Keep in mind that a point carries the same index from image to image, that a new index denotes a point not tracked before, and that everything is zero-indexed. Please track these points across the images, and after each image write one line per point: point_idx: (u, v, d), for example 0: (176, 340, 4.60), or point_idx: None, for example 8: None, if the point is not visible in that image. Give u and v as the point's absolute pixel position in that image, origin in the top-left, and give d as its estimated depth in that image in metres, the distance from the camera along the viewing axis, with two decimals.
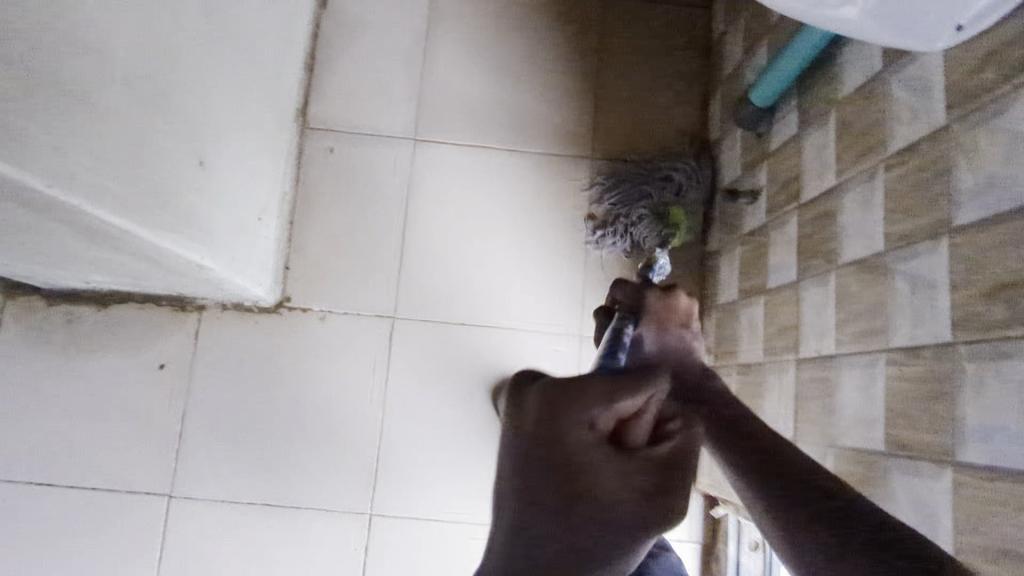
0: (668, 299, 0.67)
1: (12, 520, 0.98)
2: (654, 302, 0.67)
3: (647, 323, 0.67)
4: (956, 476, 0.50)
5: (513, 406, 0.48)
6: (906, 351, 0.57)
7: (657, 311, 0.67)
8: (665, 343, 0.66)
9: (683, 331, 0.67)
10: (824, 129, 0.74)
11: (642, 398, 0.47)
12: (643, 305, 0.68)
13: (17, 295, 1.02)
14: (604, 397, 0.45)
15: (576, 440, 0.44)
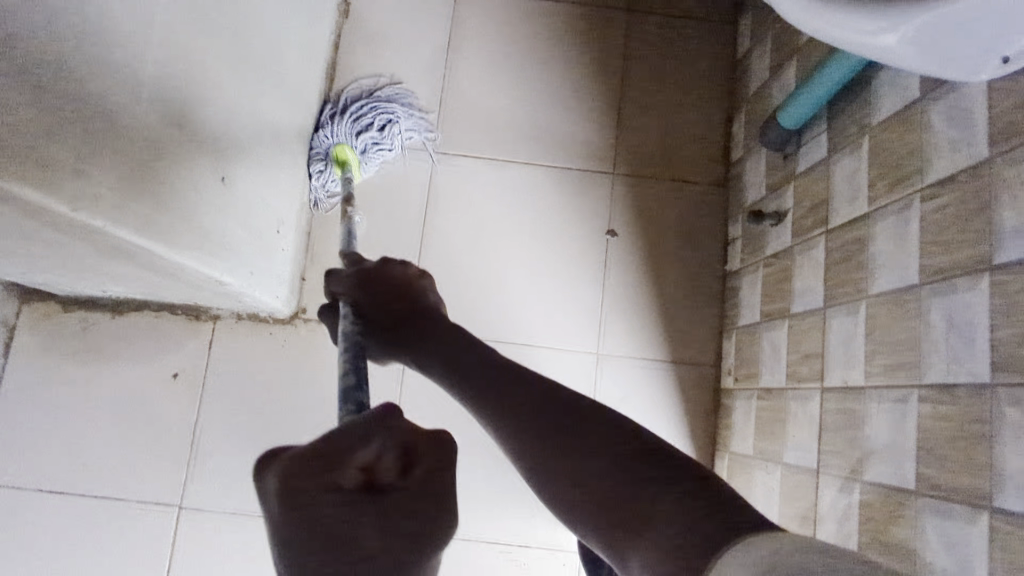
0: (384, 270, 0.65)
1: (20, 527, 0.97)
2: (368, 278, 0.65)
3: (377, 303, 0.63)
4: (993, 523, 0.48)
5: (260, 501, 0.35)
6: (942, 389, 0.55)
7: (378, 286, 0.64)
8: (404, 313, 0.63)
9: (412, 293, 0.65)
10: (856, 154, 0.72)
11: (372, 450, 0.36)
12: (359, 288, 0.65)
13: (34, 300, 1.02)
14: (337, 460, 0.35)
15: (327, 520, 0.34)
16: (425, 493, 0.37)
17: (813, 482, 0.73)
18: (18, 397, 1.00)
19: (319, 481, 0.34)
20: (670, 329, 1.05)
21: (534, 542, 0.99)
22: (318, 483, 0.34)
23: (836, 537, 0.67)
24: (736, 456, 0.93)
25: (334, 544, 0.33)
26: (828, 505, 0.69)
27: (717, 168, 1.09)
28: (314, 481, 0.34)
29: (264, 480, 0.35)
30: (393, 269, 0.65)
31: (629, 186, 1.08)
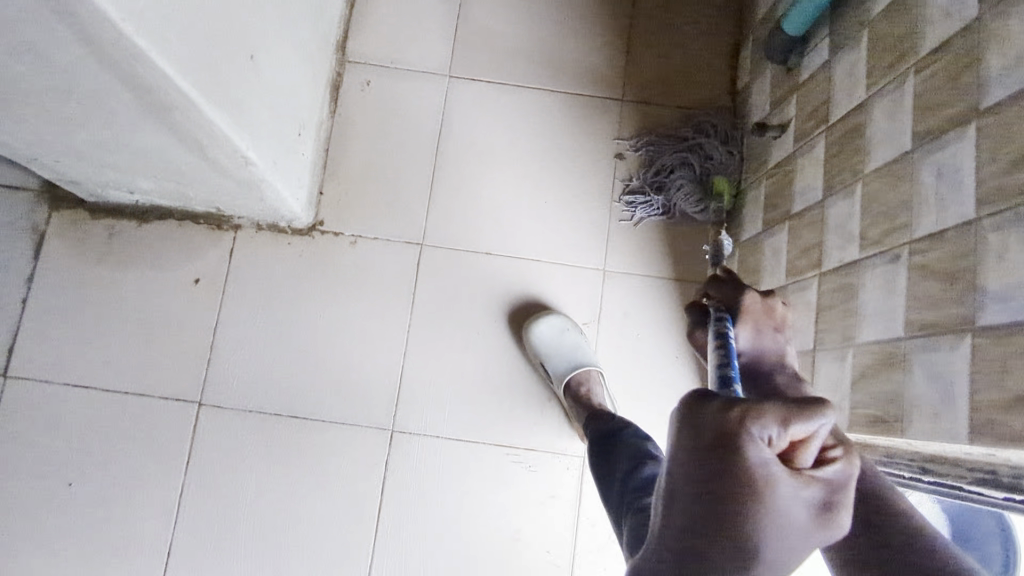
0: (768, 302, 0.67)
1: (51, 421, 1.02)
2: (754, 304, 0.66)
3: (743, 324, 0.65)
4: (974, 342, 0.51)
5: (683, 429, 0.37)
6: (930, 238, 0.58)
7: (754, 312, 0.65)
8: (755, 348, 0.65)
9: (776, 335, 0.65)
10: (856, 50, 0.75)
11: (808, 428, 0.36)
12: (739, 304, 0.66)
13: (62, 207, 1.07)
14: (774, 424, 0.35)
15: (753, 478, 0.35)
16: (826, 492, 0.36)
17: (809, 362, 0.76)
18: (49, 301, 1.05)
19: (748, 442, 0.35)
20: (674, 249, 1.08)
21: (538, 447, 1.03)
22: (747, 443, 0.35)
23: (828, 405, 0.71)
24: None
25: (739, 504, 0.35)
26: (823, 377, 0.72)
27: (724, 97, 1.12)
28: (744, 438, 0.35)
29: (692, 415, 0.37)
30: (773, 302, 0.67)
31: (638, 112, 1.11)
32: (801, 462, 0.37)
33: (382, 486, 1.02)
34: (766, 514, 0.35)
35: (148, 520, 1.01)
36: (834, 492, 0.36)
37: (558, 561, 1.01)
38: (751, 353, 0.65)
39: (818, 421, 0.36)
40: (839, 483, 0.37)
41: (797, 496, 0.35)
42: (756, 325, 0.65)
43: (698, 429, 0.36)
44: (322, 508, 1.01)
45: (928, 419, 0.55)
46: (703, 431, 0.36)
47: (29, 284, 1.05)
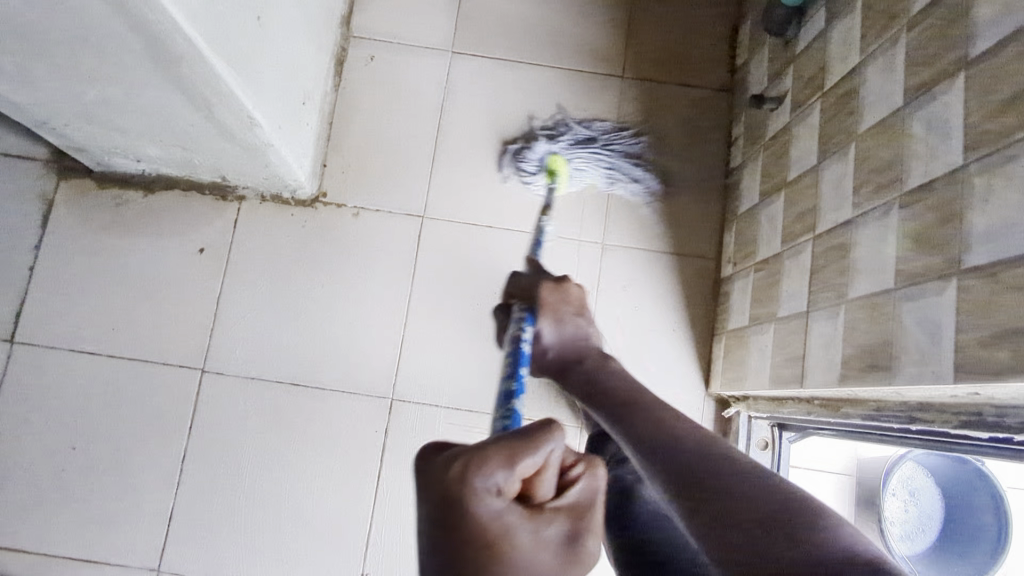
0: (561, 287, 0.76)
1: (56, 386, 1.04)
2: (549, 294, 0.75)
3: (545, 315, 0.74)
4: (960, 284, 0.52)
5: (421, 491, 0.38)
6: (920, 189, 0.59)
7: (552, 302, 0.75)
8: (562, 334, 0.77)
9: (576, 319, 0.77)
10: (851, 15, 0.76)
11: (534, 459, 0.38)
12: (540, 300, 0.74)
13: (70, 177, 1.08)
14: (500, 464, 0.37)
15: (488, 524, 0.36)
16: (566, 516, 0.40)
17: (802, 323, 0.77)
18: (55, 268, 1.07)
19: (474, 493, 0.37)
20: (672, 224, 1.09)
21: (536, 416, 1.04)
22: (472, 494, 0.36)
23: (821, 362, 0.71)
24: (732, 333, 0.98)
25: (486, 554, 0.36)
26: (815, 337, 0.73)
27: (723, 74, 1.13)
28: (468, 489, 0.37)
29: (425, 475, 0.38)
30: (570, 288, 0.77)
31: (637, 89, 1.12)
32: (541, 492, 0.40)
33: (381, 453, 1.03)
34: (507, 559, 0.36)
35: (150, 484, 1.02)
36: (576, 515, 0.40)
37: None
38: (556, 343, 0.77)
39: (543, 450, 0.39)
40: (578, 506, 0.41)
41: (536, 534, 0.38)
42: (557, 314, 0.76)
43: (431, 489, 0.37)
44: (322, 475, 1.02)
45: (915, 364, 0.56)
46: (434, 486, 0.37)
47: (37, 251, 1.07)
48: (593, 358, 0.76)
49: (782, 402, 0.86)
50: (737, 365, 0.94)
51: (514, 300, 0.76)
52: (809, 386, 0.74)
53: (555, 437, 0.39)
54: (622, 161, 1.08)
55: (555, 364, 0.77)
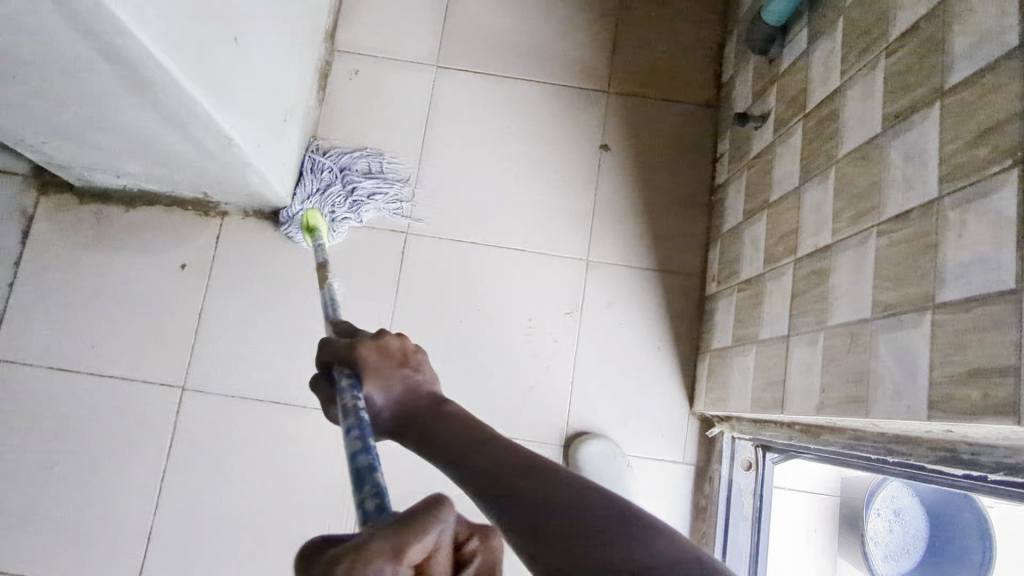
0: (380, 344, 0.57)
1: (35, 403, 1.03)
2: (369, 355, 0.56)
3: (369, 379, 0.55)
4: (934, 318, 0.51)
5: None
6: (898, 218, 0.58)
7: (375, 364, 0.56)
8: (391, 394, 0.55)
9: (404, 372, 0.56)
10: (832, 37, 0.76)
11: (427, 543, 0.32)
12: (357, 362, 0.56)
13: (52, 192, 1.08)
14: (390, 556, 0.31)
15: None
16: None
17: (783, 347, 0.76)
18: (34, 284, 1.06)
19: None
20: (657, 240, 1.08)
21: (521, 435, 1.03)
22: None
23: (800, 388, 0.71)
24: (716, 353, 0.97)
25: None
26: (796, 362, 0.73)
27: (709, 89, 1.12)
28: None
29: None
30: (389, 341, 0.57)
31: (623, 104, 1.12)
32: None
33: None
34: None
35: (130, 504, 1.01)
36: None
37: None
38: (387, 405, 0.55)
39: (434, 533, 0.33)
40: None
41: None
42: (381, 374, 0.55)
43: None
44: (302, 493, 1.01)
45: (891, 397, 0.55)
46: None
47: (17, 267, 1.06)
48: (426, 411, 0.54)
49: (764, 425, 0.85)
50: (721, 385, 0.93)
51: (332, 366, 0.57)
52: (790, 412, 0.73)
53: (442, 516, 0.33)
54: (390, 177, 1.09)
55: (394, 431, 0.55)
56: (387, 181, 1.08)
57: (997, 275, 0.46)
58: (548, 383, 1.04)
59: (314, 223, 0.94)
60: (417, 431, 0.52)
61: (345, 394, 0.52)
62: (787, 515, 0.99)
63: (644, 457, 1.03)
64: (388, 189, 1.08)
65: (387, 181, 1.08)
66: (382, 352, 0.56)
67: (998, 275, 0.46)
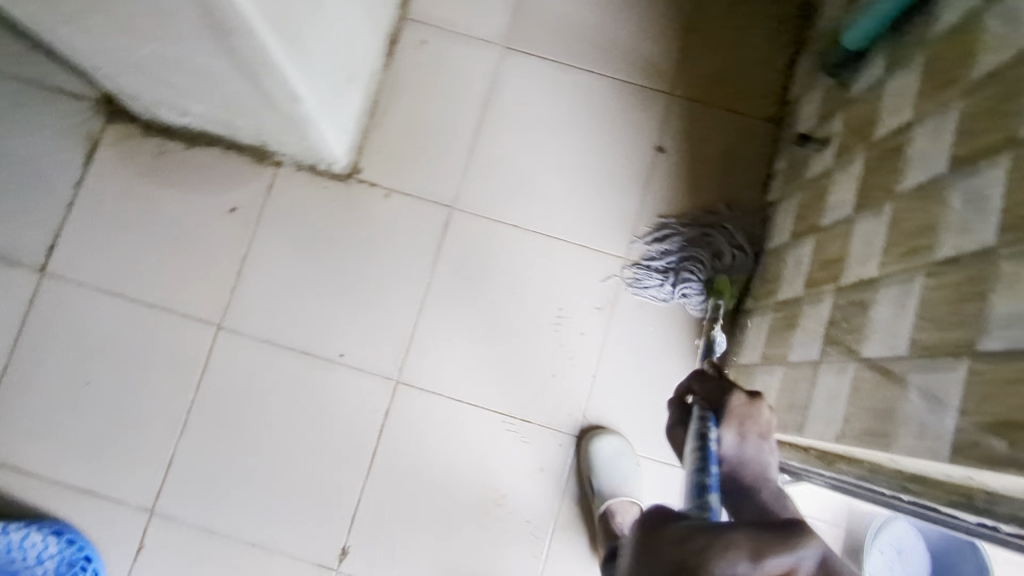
0: (753, 403, 0.64)
1: (80, 322, 1.08)
2: (737, 404, 0.64)
3: (729, 422, 0.63)
4: (971, 366, 0.51)
5: None
6: (949, 262, 0.58)
7: (737, 412, 0.64)
8: (744, 453, 0.62)
9: (762, 442, 0.63)
10: (910, 70, 0.75)
11: None
12: (724, 406, 0.65)
13: (118, 121, 1.11)
14: None
15: None
16: None
17: (811, 372, 0.77)
18: (91, 208, 1.10)
19: None
20: None
21: (536, 419, 1.05)
22: None
23: (823, 414, 0.71)
24: (742, 368, 0.97)
25: None
26: (822, 388, 0.73)
27: (773, 104, 1.11)
28: None
29: None
30: (763, 406, 0.65)
31: (685, 108, 1.11)
32: None
33: (380, 432, 1.05)
34: None
35: (156, 428, 1.06)
36: None
37: (540, 532, 1.04)
38: (734, 456, 0.61)
39: None
40: None
41: None
42: (742, 425, 0.63)
43: None
44: (320, 443, 1.05)
45: (913, 437, 0.56)
46: None
47: (75, 189, 1.10)
48: (772, 494, 0.58)
49: None
50: None
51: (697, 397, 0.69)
52: (808, 436, 0.74)
53: None
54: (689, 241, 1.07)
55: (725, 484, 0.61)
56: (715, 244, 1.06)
57: None
58: (570, 373, 1.06)
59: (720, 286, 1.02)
60: (757, 504, 0.57)
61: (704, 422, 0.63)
62: None
63: (653, 458, 1.04)
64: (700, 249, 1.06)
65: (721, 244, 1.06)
66: (749, 404, 0.64)
67: None
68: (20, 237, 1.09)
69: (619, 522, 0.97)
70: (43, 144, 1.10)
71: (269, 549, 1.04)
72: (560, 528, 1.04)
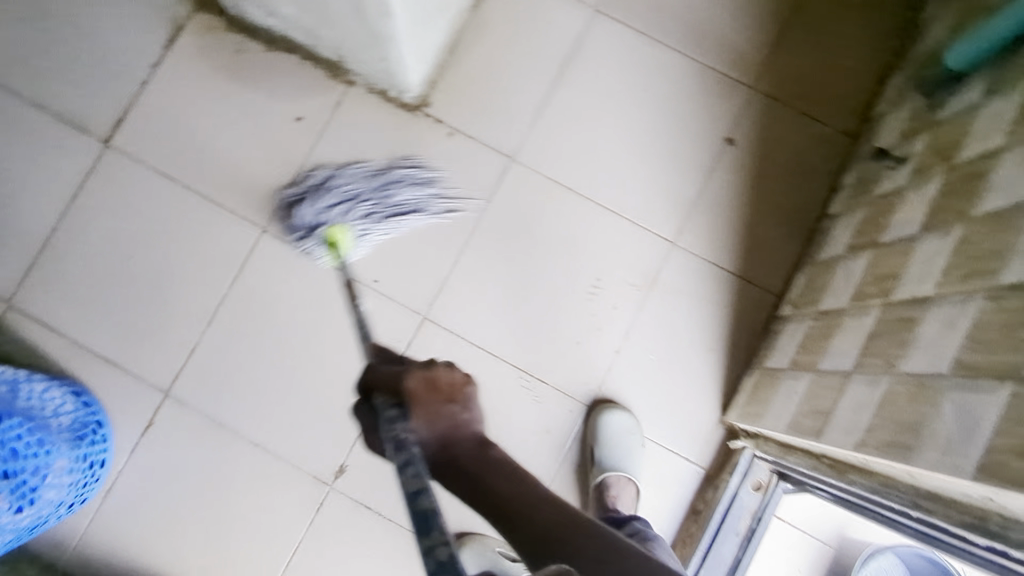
0: (430, 375, 0.54)
1: (133, 197, 1.10)
2: (415, 385, 0.54)
3: (417, 415, 0.52)
4: (1015, 391, 0.50)
5: None
6: (1013, 287, 0.56)
7: (420, 398, 0.53)
8: (438, 429, 0.53)
9: (448, 407, 0.54)
10: (1009, 97, 0.72)
11: None
12: (406, 391, 0.54)
13: (206, 12, 1.13)
14: None
15: None
16: None
17: (841, 382, 0.76)
18: (164, 90, 1.12)
19: None
20: (748, 247, 1.07)
21: (551, 381, 1.06)
22: None
23: (846, 423, 0.70)
24: (767, 372, 0.96)
25: None
26: (850, 398, 0.72)
27: (853, 118, 1.09)
28: None
29: None
30: (440, 372, 0.55)
31: (762, 105, 1.09)
32: None
33: None
34: None
35: (184, 314, 1.08)
36: None
37: None
38: (436, 439, 0.53)
39: None
40: None
41: None
42: (429, 408, 0.53)
43: None
44: (338, 361, 1.07)
45: (939, 452, 0.55)
46: None
47: (153, 70, 1.12)
48: (474, 450, 0.53)
49: (789, 450, 0.86)
50: (761, 403, 0.93)
51: (374, 394, 0.55)
52: (824, 442, 0.73)
53: None
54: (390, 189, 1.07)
55: (438, 467, 0.53)
56: (386, 194, 1.07)
57: None
58: (593, 343, 1.06)
59: (336, 241, 1.02)
60: (480, 476, 0.51)
61: (393, 427, 0.51)
62: (775, 548, 1.00)
63: (659, 444, 1.04)
64: (357, 190, 1.06)
65: (399, 193, 1.07)
66: (429, 384, 0.54)
67: None
68: (94, 104, 1.12)
69: (613, 496, 0.97)
70: (131, 20, 1.13)
71: (270, 451, 1.05)
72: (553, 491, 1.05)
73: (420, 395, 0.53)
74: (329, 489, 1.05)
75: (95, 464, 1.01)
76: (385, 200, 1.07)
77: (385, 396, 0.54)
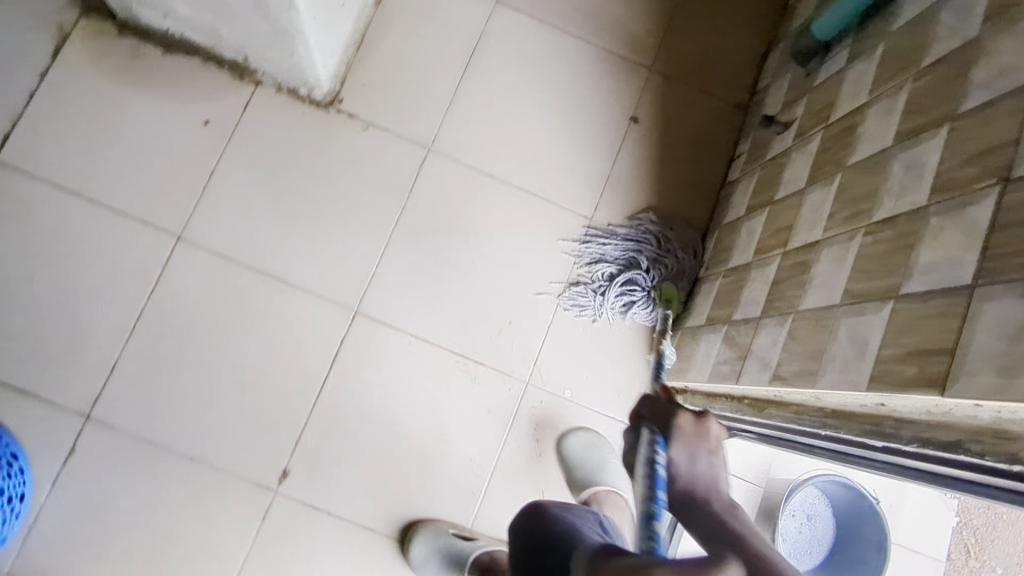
0: (700, 423, 0.65)
1: (31, 215, 1.04)
2: (686, 426, 0.64)
3: (676, 444, 0.62)
4: (893, 308, 0.57)
5: None
6: (886, 220, 0.64)
7: (687, 434, 0.63)
8: (694, 468, 0.59)
9: (714, 457, 0.61)
10: (870, 59, 0.81)
11: None
12: (672, 426, 0.65)
13: (93, 17, 1.08)
14: None
15: None
16: None
17: (752, 327, 0.82)
18: (55, 101, 1.06)
19: None
20: (660, 218, 1.14)
21: (488, 362, 1.08)
22: None
23: (759, 362, 0.77)
24: (688, 331, 1.03)
25: None
26: (761, 340, 0.78)
27: (743, 92, 1.17)
28: None
29: None
30: (709, 425, 0.65)
31: (661, 84, 1.16)
32: None
33: (333, 359, 1.06)
34: None
35: (101, 333, 1.03)
36: None
37: (482, 471, 1.06)
38: (684, 474, 0.59)
39: None
40: None
41: None
42: (690, 443, 0.62)
43: None
44: (271, 363, 1.05)
45: (836, 371, 0.61)
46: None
47: (40, 80, 1.06)
48: (720, 502, 0.55)
49: (714, 398, 0.91)
50: (685, 359, 1.00)
51: (644, 421, 0.71)
52: (742, 383, 0.79)
53: None
54: (616, 238, 1.11)
55: (675, 501, 0.57)
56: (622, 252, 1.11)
57: (956, 273, 0.51)
58: (525, 322, 1.09)
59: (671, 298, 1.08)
60: (704, 514, 0.54)
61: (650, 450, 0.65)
62: None
63: (595, 410, 1.09)
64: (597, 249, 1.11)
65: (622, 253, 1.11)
66: (696, 426, 0.64)
67: (956, 274, 0.51)
68: None
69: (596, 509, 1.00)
70: (11, 29, 1.06)
71: (209, 464, 1.02)
72: (498, 470, 1.07)
73: (682, 431, 0.64)
74: (274, 495, 1.03)
75: (13, 497, 0.94)
76: (644, 268, 1.10)
77: (652, 422, 0.70)
